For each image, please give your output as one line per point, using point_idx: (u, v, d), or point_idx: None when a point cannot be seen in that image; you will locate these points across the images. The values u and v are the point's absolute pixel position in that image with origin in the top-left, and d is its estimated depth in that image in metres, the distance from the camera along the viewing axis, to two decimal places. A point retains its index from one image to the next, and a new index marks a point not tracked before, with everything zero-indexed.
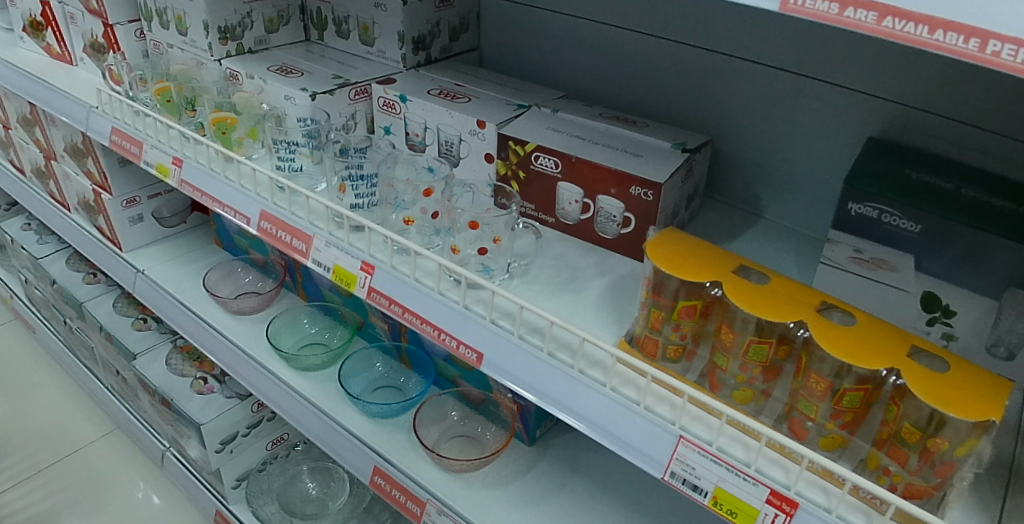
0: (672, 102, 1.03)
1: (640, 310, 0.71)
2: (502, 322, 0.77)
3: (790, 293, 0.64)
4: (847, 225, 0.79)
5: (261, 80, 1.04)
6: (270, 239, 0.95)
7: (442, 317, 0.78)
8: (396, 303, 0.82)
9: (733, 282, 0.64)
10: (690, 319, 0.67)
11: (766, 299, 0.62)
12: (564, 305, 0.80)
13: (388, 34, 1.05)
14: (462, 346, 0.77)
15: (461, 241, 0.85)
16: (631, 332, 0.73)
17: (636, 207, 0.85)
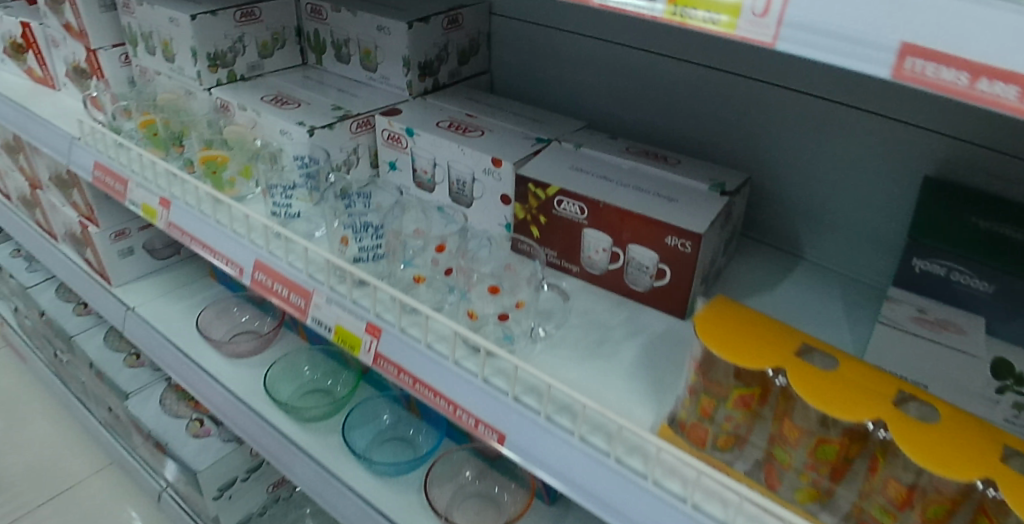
0: (704, 132, 0.94)
1: (686, 393, 0.64)
2: (527, 398, 0.68)
3: (862, 381, 0.56)
4: (909, 283, 0.70)
5: (254, 112, 0.95)
6: (263, 290, 0.88)
7: (460, 391, 0.71)
8: (406, 372, 0.74)
9: (797, 368, 0.56)
10: (749, 408, 0.61)
11: (836, 391, 0.54)
12: (592, 373, 0.72)
13: (393, 59, 0.96)
14: (481, 425, 0.69)
15: (479, 305, 0.79)
16: (674, 414, 0.65)
17: (672, 258, 0.76)
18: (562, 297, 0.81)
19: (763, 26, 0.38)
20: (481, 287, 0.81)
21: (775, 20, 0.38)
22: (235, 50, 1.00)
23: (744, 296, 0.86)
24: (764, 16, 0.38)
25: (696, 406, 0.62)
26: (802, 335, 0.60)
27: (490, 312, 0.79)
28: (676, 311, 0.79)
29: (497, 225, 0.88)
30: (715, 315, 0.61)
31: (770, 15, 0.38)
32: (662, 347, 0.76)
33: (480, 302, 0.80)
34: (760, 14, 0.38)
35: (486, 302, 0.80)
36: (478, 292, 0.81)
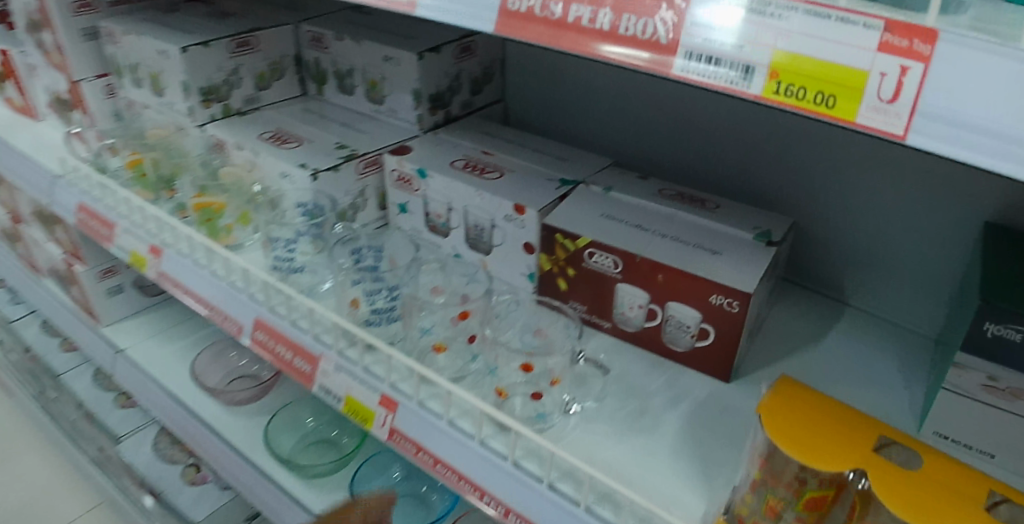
0: (739, 168, 0.86)
1: (746, 485, 0.56)
2: (562, 485, 0.61)
3: (951, 483, 0.48)
4: (979, 348, 0.62)
5: (251, 152, 0.88)
6: (263, 351, 0.83)
7: (486, 475, 0.64)
8: (426, 450, 0.68)
9: (876, 467, 0.49)
10: (818, 510, 0.53)
11: (920, 496, 0.47)
12: (631, 453, 0.64)
13: (400, 92, 0.89)
14: (512, 515, 0.62)
15: (510, 382, 0.71)
16: (728, 505, 0.57)
17: (716, 318, 0.69)
18: (598, 367, 0.74)
19: (890, 114, 0.32)
20: (509, 359, 0.73)
21: (906, 108, 0.32)
22: (229, 83, 0.93)
23: (787, 353, 0.78)
24: (892, 103, 0.32)
25: (760, 506, 0.54)
26: (880, 425, 0.53)
27: (522, 388, 0.71)
28: (720, 373, 0.73)
29: (518, 275, 0.81)
30: (777, 402, 0.55)
31: (901, 102, 0.32)
32: (705, 419, 0.69)
33: (511, 376, 0.72)
34: (888, 99, 0.32)
35: (518, 376, 0.72)
36: (507, 363, 0.73)
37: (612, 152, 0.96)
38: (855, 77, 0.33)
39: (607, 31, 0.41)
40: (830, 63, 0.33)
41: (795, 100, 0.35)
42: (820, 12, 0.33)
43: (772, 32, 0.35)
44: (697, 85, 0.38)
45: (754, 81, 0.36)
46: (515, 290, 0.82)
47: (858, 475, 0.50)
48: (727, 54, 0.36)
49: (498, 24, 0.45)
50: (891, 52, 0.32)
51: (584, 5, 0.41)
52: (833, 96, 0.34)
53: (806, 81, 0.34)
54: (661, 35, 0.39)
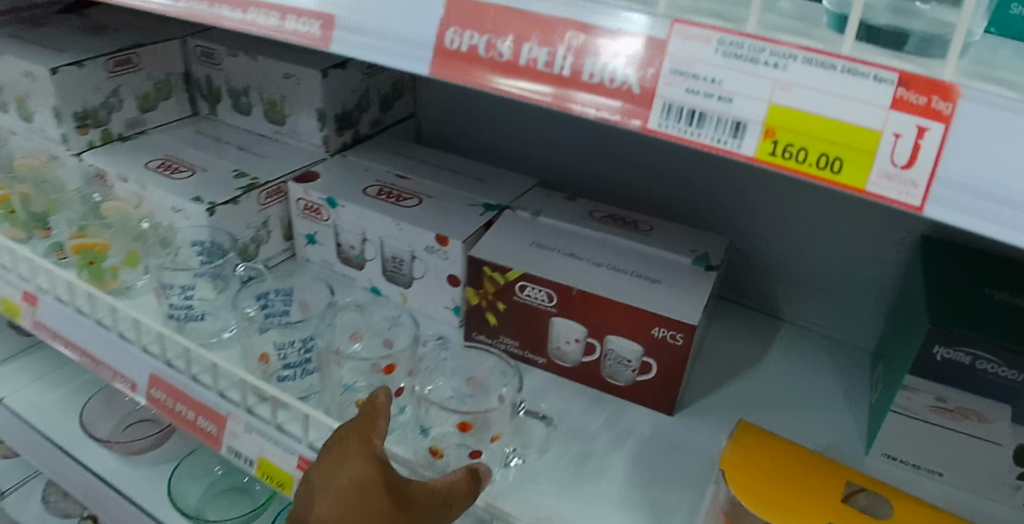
0: (666, 185, 0.81)
1: None
2: None
3: None
4: (927, 371, 0.62)
5: (138, 184, 0.77)
6: (162, 409, 0.73)
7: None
8: None
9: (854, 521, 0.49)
10: None
11: None
12: (580, 504, 0.60)
13: (303, 112, 0.81)
14: None
15: (443, 442, 0.62)
16: None
17: (658, 351, 0.66)
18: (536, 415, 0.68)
19: (904, 181, 0.31)
20: (439, 418, 0.61)
21: (922, 175, 0.31)
22: (108, 105, 0.82)
23: (724, 378, 0.76)
24: (905, 169, 0.31)
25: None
26: (848, 472, 0.54)
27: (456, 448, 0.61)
28: (664, 407, 0.70)
29: (443, 309, 0.75)
30: (743, 457, 0.54)
31: (915, 167, 0.31)
32: (656, 458, 0.66)
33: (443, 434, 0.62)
34: (901, 165, 0.31)
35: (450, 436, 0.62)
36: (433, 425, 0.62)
37: (529, 172, 0.89)
38: (866, 138, 0.31)
39: (567, 76, 0.39)
40: (839, 121, 0.32)
41: (794, 162, 0.33)
42: (828, 63, 0.32)
43: (768, 86, 0.33)
44: (680, 141, 0.36)
45: (747, 141, 0.34)
46: (441, 326, 0.76)
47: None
48: (717, 108, 0.34)
49: (432, 64, 0.44)
50: (905, 109, 0.30)
51: (536, 46, 0.40)
52: (839, 159, 0.32)
53: (808, 141, 0.33)
54: (633, 83, 0.37)
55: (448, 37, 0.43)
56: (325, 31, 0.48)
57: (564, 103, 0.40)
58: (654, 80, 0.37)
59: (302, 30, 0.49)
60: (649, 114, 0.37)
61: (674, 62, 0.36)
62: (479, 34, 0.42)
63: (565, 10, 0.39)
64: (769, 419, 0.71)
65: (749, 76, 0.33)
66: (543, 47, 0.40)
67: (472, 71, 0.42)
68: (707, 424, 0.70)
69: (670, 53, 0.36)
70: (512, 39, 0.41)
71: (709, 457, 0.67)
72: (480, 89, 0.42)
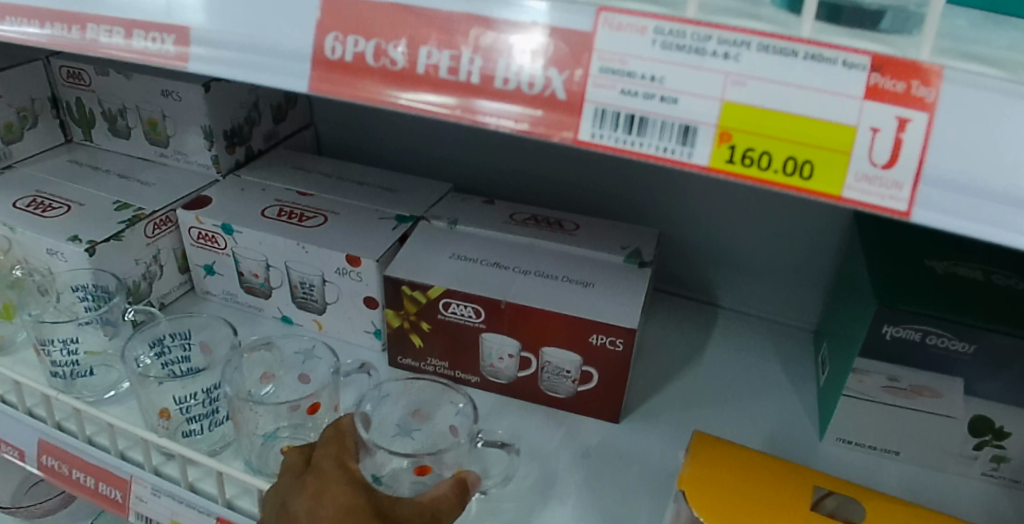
0: (587, 178, 0.77)
1: None
2: None
3: None
4: (878, 352, 0.59)
5: (4, 226, 0.68)
6: (58, 478, 0.65)
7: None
8: None
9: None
10: None
11: None
12: None
13: (190, 131, 0.73)
14: None
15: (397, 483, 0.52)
16: None
17: (596, 358, 0.62)
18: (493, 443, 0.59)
19: (884, 182, 0.30)
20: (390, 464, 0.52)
21: (905, 174, 0.29)
22: None
23: (668, 376, 0.73)
24: (885, 169, 0.30)
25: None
26: (814, 476, 0.54)
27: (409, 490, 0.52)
28: (609, 415, 0.66)
29: (362, 333, 0.69)
30: (703, 473, 0.53)
31: (897, 166, 0.29)
32: (607, 472, 0.62)
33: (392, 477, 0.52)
34: (881, 164, 0.30)
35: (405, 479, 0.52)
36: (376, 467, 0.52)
37: (440, 176, 0.83)
38: (841, 134, 0.30)
39: (478, 83, 0.35)
40: (808, 118, 0.30)
41: (753, 167, 0.31)
42: (787, 51, 0.30)
43: (720, 83, 0.31)
44: (618, 153, 0.33)
45: (698, 149, 0.32)
46: (362, 351, 0.70)
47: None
48: (660, 112, 0.32)
49: (312, 80, 0.38)
50: (877, 97, 0.29)
51: (436, 50, 0.35)
52: (808, 163, 0.31)
53: (770, 144, 0.31)
54: (557, 88, 0.34)
55: (329, 46, 0.37)
56: (181, 48, 0.40)
57: (470, 115, 0.36)
58: (581, 83, 0.33)
59: (152, 49, 0.41)
60: (579, 124, 0.34)
61: (603, 60, 0.33)
62: (366, 40, 0.37)
63: (462, 6, 0.35)
64: (719, 415, 0.68)
65: (694, 73, 0.31)
66: (444, 51, 0.35)
67: (361, 85, 0.38)
68: (656, 428, 0.67)
69: (598, 49, 0.33)
70: (406, 42, 0.36)
71: (661, 463, 0.63)
72: (376, 105, 0.38)
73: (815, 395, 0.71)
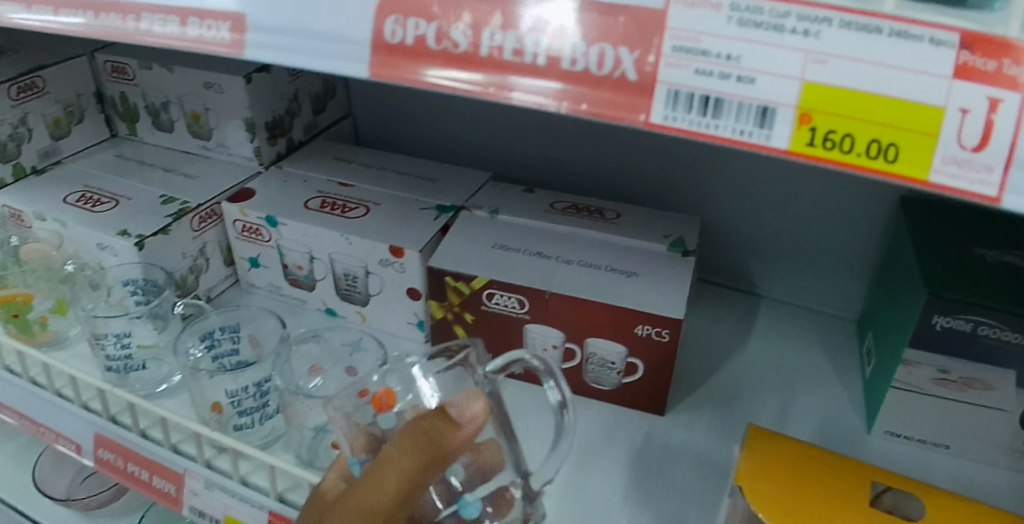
0: (627, 165, 0.75)
1: None
2: None
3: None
4: (928, 342, 0.57)
5: (56, 221, 0.69)
6: (112, 471, 0.67)
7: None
8: None
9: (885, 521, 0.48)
10: None
11: None
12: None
13: (232, 123, 0.74)
14: None
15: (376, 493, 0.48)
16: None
17: (642, 349, 0.61)
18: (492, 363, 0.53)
19: (975, 165, 0.28)
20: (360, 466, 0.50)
21: (996, 158, 0.28)
22: (18, 137, 0.73)
23: (712, 368, 0.71)
24: (976, 152, 0.28)
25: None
26: (871, 471, 0.53)
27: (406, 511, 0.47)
28: (653, 407, 0.66)
29: (405, 325, 0.69)
30: (760, 466, 0.52)
31: (987, 149, 0.28)
32: (652, 469, 0.62)
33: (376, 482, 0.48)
34: (971, 147, 0.28)
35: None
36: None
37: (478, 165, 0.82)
38: (929, 115, 0.28)
39: (544, 65, 0.34)
40: (892, 99, 0.28)
41: (835, 151, 0.30)
42: (870, 28, 0.28)
43: (799, 62, 0.29)
44: (692, 135, 0.32)
45: (777, 131, 0.30)
46: (405, 344, 0.69)
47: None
48: (737, 92, 0.30)
49: (372, 65, 0.38)
50: (968, 77, 0.27)
51: (499, 31, 0.35)
52: (893, 146, 0.29)
53: (853, 126, 0.29)
54: (627, 69, 0.33)
55: (389, 30, 0.37)
56: (235, 35, 0.40)
57: (501, 91, 0.35)
58: (653, 64, 0.32)
59: (206, 36, 0.41)
60: (651, 106, 0.33)
61: (676, 38, 0.31)
62: (427, 22, 0.36)
63: None
64: (765, 408, 0.66)
65: (772, 51, 0.30)
66: (508, 32, 0.35)
67: (420, 68, 0.37)
68: (700, 422, 0.66)
69: (670, 27, 0.31)
70: (468, 22, 0.35)
71: (704, 460, 0.62)
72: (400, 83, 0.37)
73: (861, 387, 0.69)
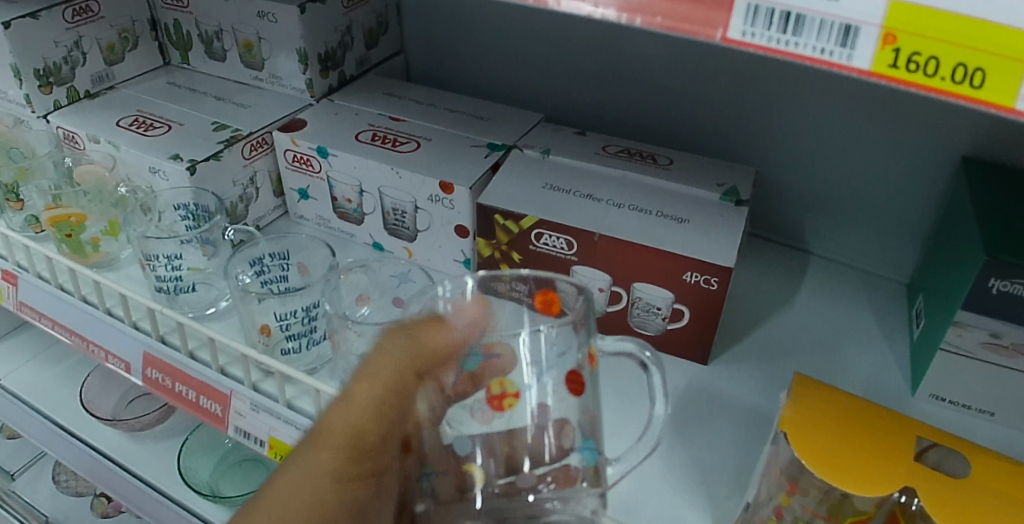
0: (681, 114, 0.74)
1: (760, 490, 0.52)
2: None
3: (1010, 491, 0.45)
4: (981, 305, 0.54)
5: (110, 144, 0.70)
6: (159, 391, 0.68)
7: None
8: None
9: (930, 484, 0.45)
10: None
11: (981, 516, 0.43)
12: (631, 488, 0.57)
13: (284, 54, 0.74)
14: None
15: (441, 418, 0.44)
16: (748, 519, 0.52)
17: (689, 296, 0.61)
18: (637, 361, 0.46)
19: None
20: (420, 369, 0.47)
21: None
22: (72, 60, 0.74)
23: (754, 322, 0.71)
24: None
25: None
26: (916, 426, 0.49)
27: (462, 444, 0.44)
28: (697, 356, 0.66)
29: (451, 263, 0.69)
30: (806, 416, 0.49)
31: None
32: (690, 417, 0.62)
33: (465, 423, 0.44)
34: None
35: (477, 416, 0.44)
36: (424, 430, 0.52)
37: (531, 107, 0.82)
38: (1020, 40, 0.26)
39: None
40: (982, 21, 0.26)
41: (919, 74, 0.28)
42: None
43: None
44: (769, 53, 0.30)
45: (859, 52, 0.29)
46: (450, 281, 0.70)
47: (906, 495, 0.46)
48: (819, 8, 0.28)
49: None
50: None
51: None
52: (980, 71, 0.27)
53: (940, 48, 0.28)
54: None
55: None
56: None
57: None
58: None
59: None
60: (729, 21, 0.31)
61: None
62: None
63: None
64: (806, 364, 0.66)
65: None
66: None
67: None
68: (742, 373, 0.65)
69: None
70: None
71: (742, 411, 0.62)
72: None
73: (907, 350, 0.67)
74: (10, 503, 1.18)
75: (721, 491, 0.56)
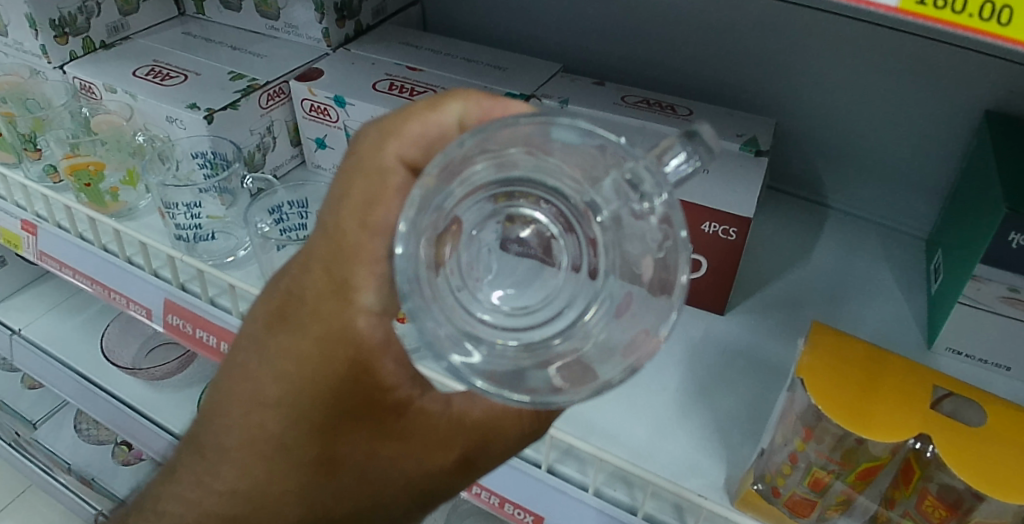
0: (699, 65, 0.74)
1: (777, 442, 0.51)
2: (611, 489, 0.55)
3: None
4: (1001, 258, 0.54)
5: (126, 93, 0.70)
6: (183, 337, 0.69)
7: None
8: None
9: (948, 433, 0.44)
10: (869, 480, 0.48)
11: (1000, 464, 0.42)
12: (646, 436, 0.57)
13: (300, 3, 0.73)
14: (507, 504, 0.58)
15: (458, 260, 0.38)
16: (763, 469, 0.52)
17: (707, 246, 0.61)
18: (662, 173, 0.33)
19: None
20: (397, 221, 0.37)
21: None
22: (87, 10, 0.74)
23: (771, 275, 0.71)
24: None
25: (803, 479, 0.49)
26: (931, 375, 0.49)
27: (492, 237, 0.42)
28: (716, 306, 0.66)
29: None
30: (823, 364, 0.49)
31: None
32: (708, 368, 0.62)
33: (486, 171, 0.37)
34: None
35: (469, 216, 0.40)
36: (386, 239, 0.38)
37: (549, 57, 0.82)
38: None
39: None
40: None
41: (947, 11, 0.28)
42: None
43: None
44: None
45: None
46: None
47: (921, 442, 0.45)
48: None
49: None
50: None
51: None
52: (1008, 8, 0.27)
53: None
54: None
55: None
56: None
57: None
58: None
59: None
60: None
61: None
62: None
63: None
64: (823, 314, 0.66)
65: None
66: None
67: None
68: (759, 324, 0.66)
69: None
70: None
71: (759, 362, 0.62)
72: None
73: (925, 303, 0.67)
74: (34, 450, 1.22)
75: (736, 440, 0.56)
